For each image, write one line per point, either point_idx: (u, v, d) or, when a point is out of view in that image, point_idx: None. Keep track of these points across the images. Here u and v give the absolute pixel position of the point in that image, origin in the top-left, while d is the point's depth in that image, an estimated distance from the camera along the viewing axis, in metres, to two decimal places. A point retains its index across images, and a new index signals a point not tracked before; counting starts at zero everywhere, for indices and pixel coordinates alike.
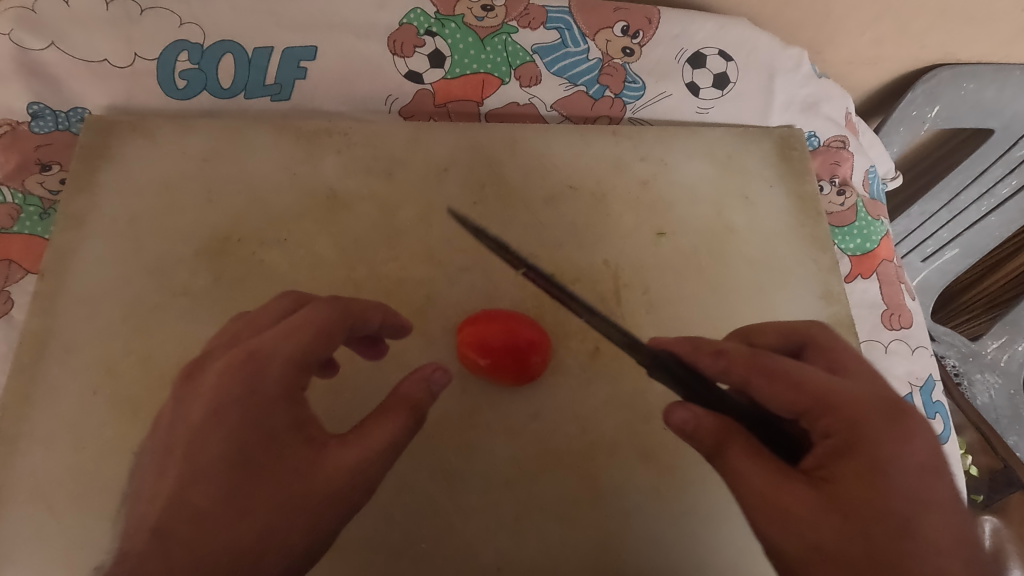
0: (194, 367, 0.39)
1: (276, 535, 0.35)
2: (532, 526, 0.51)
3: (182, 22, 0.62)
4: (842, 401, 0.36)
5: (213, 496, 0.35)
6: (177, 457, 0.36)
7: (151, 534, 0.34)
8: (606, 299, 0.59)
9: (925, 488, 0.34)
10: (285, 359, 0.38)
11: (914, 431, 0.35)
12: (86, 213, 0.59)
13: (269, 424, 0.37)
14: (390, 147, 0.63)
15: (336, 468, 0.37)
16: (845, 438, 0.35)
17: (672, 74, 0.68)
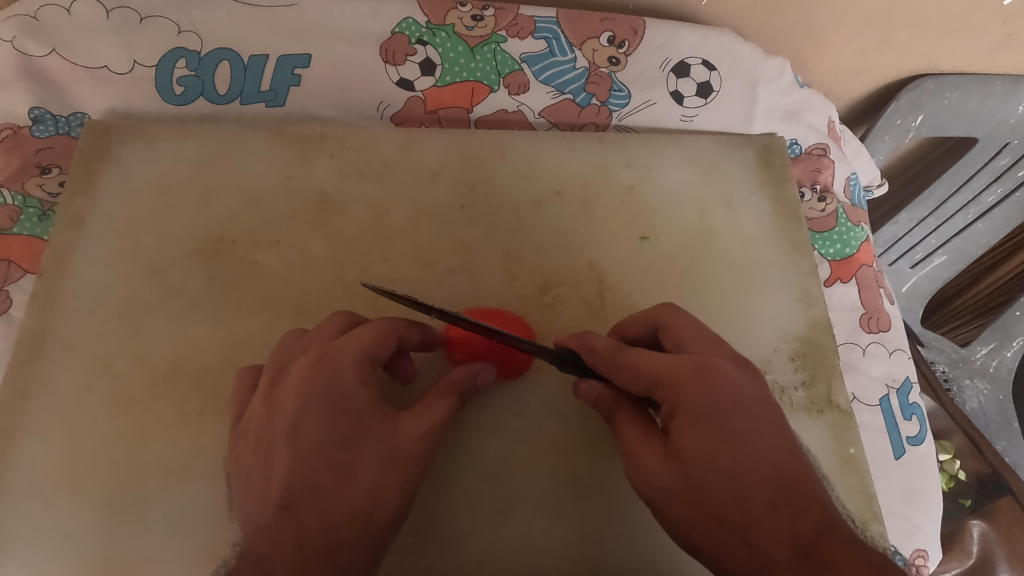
0: (270, 387, 0.49)
1: (376, 501, 0.47)
2: (515, 520, 0.53)
3: (181, 31, 0.64)
4: (689, 375, 0.44)
5: (322, 477, 0.46)
6: (283, 446, 0.47)
7: (280, 508, 0.46)
8: (590, 301, 0.61)
9: (749, 437, 0.42)
10: (353, 356, 0.48)
11: (732, 390, 0.44)
12: (84, 214, 0.60)
13: (351, 408, 0.47)
14: (382, 151, 0.65)
15: (404, 443, 0.48)
16: (692, 409, 0.43)
17: (656, 83, 0.70)
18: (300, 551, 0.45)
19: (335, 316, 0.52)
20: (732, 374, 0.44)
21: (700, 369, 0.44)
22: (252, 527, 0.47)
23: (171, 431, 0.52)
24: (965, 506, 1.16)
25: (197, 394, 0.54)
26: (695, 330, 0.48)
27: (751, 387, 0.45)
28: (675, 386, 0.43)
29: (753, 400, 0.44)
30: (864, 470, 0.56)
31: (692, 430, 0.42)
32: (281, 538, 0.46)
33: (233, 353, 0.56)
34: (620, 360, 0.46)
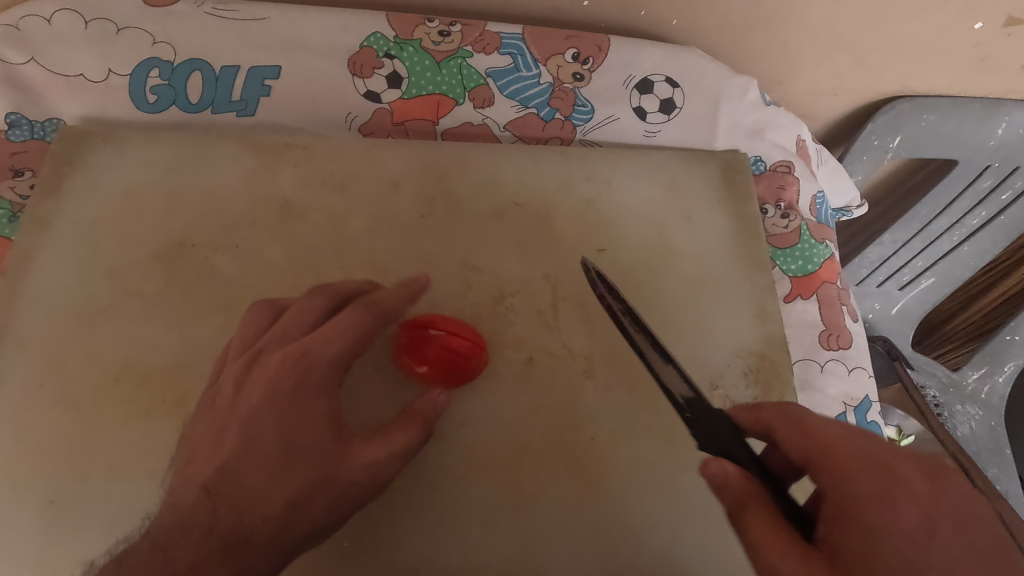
0: (245, 369, 0.49)
1: (297, 515, 0.45)
2: (456, 528, 0.53)
3: (156, 41, 0.67)
4: (870, 472, 0.38)
5: (260, 472, 0.45)
6: (233, 432, 0.47)
7: (203, 491, 0.44)
8: (543, 311, 0.61)
9: (909, 555, 0.35)
10: (325, 362, 0.48)
11: (892, 503, 0.37)
12: (50, 216, 0.62)
13: (307, 414, 0.47)
14: (346, 161, 0.66)
15: (352, 460, 0.47)
16: (867, 510, 0.37)
17: (619, 99, 0.72)
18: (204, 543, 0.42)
19: (317, 301, 0.52)
20: (915, 485, 0.38)
21: (880, 470, 0.38)
22: (166, 507, 0.45)
23: (118, 429, 0.53)
24: None
25: (145, 393, 0.55)
26: (831, 430, 0.41)
27: (927, 491, 0.38)
28: (851, 478, 0.38)
29: (933, 521, 0.37)
30: (807, 484, 0.58)
31: (858, 537, 0.36)
32: (191, 524, 0.43)
33: (184, 355, 0.56)
34: (803, 427, 0.41)
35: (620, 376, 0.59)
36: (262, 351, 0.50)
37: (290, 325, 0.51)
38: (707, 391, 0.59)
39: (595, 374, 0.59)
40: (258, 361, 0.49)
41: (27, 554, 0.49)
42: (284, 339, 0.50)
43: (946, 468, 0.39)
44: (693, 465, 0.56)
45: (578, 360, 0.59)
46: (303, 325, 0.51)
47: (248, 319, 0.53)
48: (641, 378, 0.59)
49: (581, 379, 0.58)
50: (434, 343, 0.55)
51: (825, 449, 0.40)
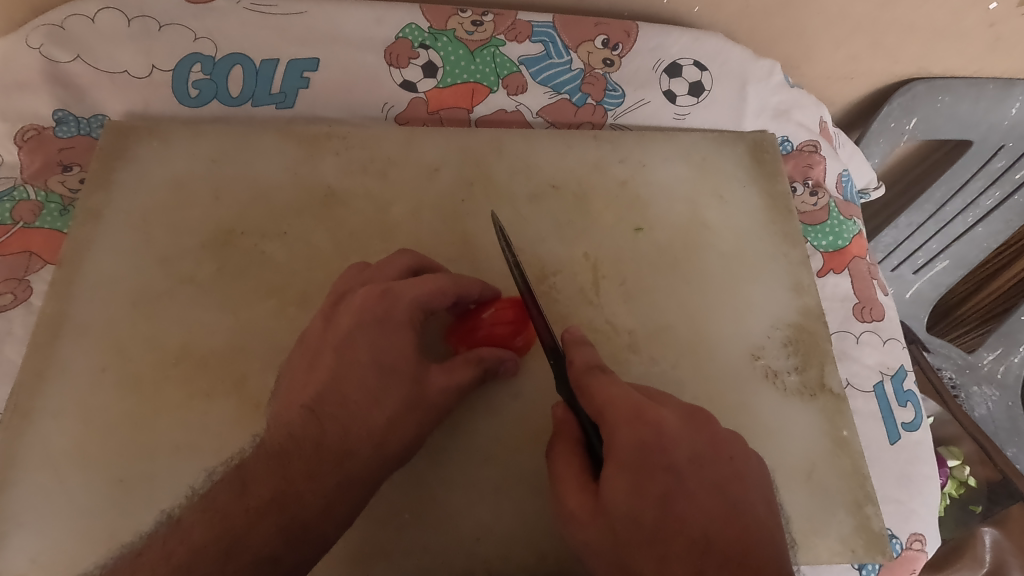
0: (334, 308, 0.52)
1: (392, 434, 0.50)
2: (513, 498, 0.54)
3: (197, 37, 0.67)
4: (623, 418, 0.40)
5: (358, 399, 0.49)
6: (329, 358, 0.50)
7: (306, 410, 0.48)
8: (585, 289, 0.63)
9: (647, 488, 0.38)
10: (411, 300, 0.50)
11: (665, 441, 0.39)
12: (102, 208, 0.63)
13: (397, 342, 0.50)
14: (386, 149, 0.68)
15: (435, 385, 0.51)
16: (624, 454, 0.39)
17: (649, 83, 0.73)
18: (315, 456, 0.47)
19: (402, 260, 0.54)
20: (672, 426, 0.40)
21: (636, 414, 0.40)
22: (274, 425, 0.49)
23: (182, 410, 0.55)
24: (976, 513, 1.15)
25: (205, 376, 0.56)
26: (621, 388, 0.42)
27: (685, 440, 0.40)
28: (611, 425, 0.41)
29: (693, 456, 0.39)
30: (855, 452, 0.58)
31: (619, 478, 0.39)
32: (302, 438, 0.48)
33: (241, 338, 0.58)
34: (584, 384, 0.44)
35: (663, 350, 0.60)
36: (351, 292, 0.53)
37: (379, 270, 0.54)
38: (750, 362, 0.61)
39: (639, 348, 0.60)
40: (347, 298, 0.52)
41: (103, 530, 0.51)
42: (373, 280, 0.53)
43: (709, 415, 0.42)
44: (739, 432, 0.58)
45: (622, 336, 0.61)
46: (389, 270, 0.54)
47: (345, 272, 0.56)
48: (684, 351, 0.61)
49: (626, 353, 0.60)
50: (484, 329, 0.56)
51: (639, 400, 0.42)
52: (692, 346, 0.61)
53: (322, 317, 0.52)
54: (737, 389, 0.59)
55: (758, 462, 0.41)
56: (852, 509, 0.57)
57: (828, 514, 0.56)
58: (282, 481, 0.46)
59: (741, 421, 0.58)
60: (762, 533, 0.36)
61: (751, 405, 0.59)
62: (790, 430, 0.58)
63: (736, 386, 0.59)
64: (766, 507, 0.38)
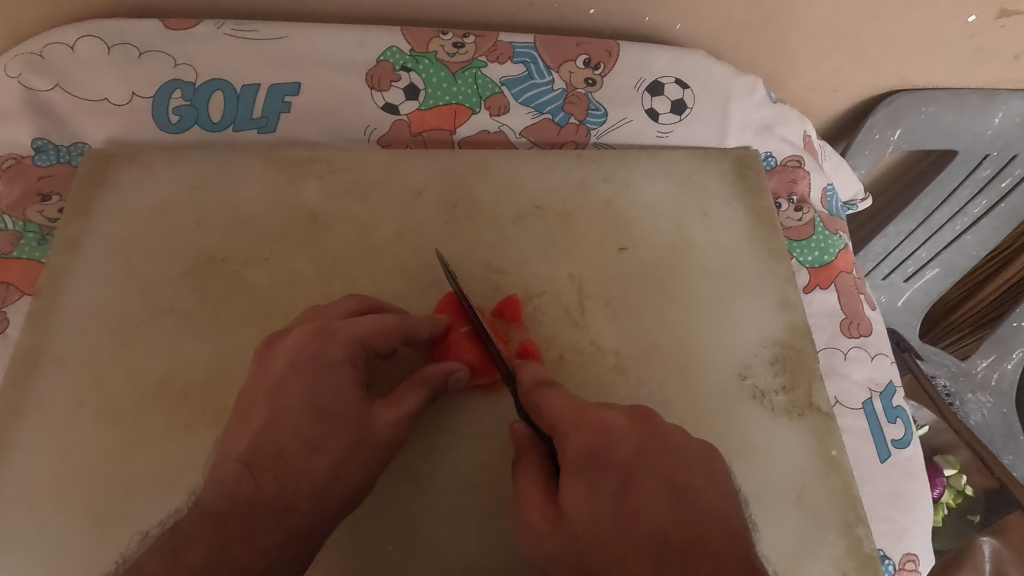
0: (267, 353, 0.51)
1: (335, 479, 0.48)
2: (498, 526, 0.53)
3: (177, 63, 0.67)
4: (573, 426, 0.42)
5: (294, 446, 0.47)
6: (262, 404, 0.48)
7: (241, 463, 0.46)
8: (571, 310, 0.62)
9: (602, 487, 0.39)
10: (349, 337, 0.50)
11: (617, 438, 0.41)
12: (81, 237, 0.63)
13: (336, 381, 0.49)
14: (368, 172, 0.67)
15: (378, 424, 0.50)
16: (575, 457, 0.41)
17: (632, 101, 0.73)
18: (251, 512, 0.44)
19: (348, 301, 0.55)
20: (619, 427, 0.42)
21: (580, 415, 0.43)
22: (207, 484, 0.46)
23: (161, 442, 0.54)
24: (973, 523, 1.15)
25: (185, 407, 0.55)
26: (565, 402, 0.45)
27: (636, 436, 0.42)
28: (561, 434, 0.43)
29: (641, 452, 0.41)
30: (845, 472, 0.58)
31: (575, 482, 0.40)
32: (236, 495, 0.45)
33: (221, 367, 0.57)
34: (536, 401, 0.46)
35: (649, 371, 0.60)
36: (285, 336, 0.52)
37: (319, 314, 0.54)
38: (737, 381, 0.60)
39: (626, 369, 0.60)
40: (281, 340, 0.51)
41: (79, 569, 0.50)
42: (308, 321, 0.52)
43: (652, 415, 0.44)
44: (726, 454, 0.57)
45: (608, 357, 0.60)
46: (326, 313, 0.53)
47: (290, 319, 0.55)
48: (671, 370, 0.60)
49: (612, 375, 0.59)
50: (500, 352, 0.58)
51: (583, 406, 0.44)
52: (678, 365, 0.60)
53: (256, 364, 0.51)
54: (724, 409, 0.59)
55: (696, 446, 0.42)
56: (843, 531, 0.56)
57: (818, 536, 0.55)
58: (218, 543, 0.43)
59: (727, 443, 0.57)
60: (710, 512, 0.38)
61: (739, 426, 0.58)
62: (778, 451, 0.58)
63: (723, 407, 0.59)
64: (719, 494, 0.40)
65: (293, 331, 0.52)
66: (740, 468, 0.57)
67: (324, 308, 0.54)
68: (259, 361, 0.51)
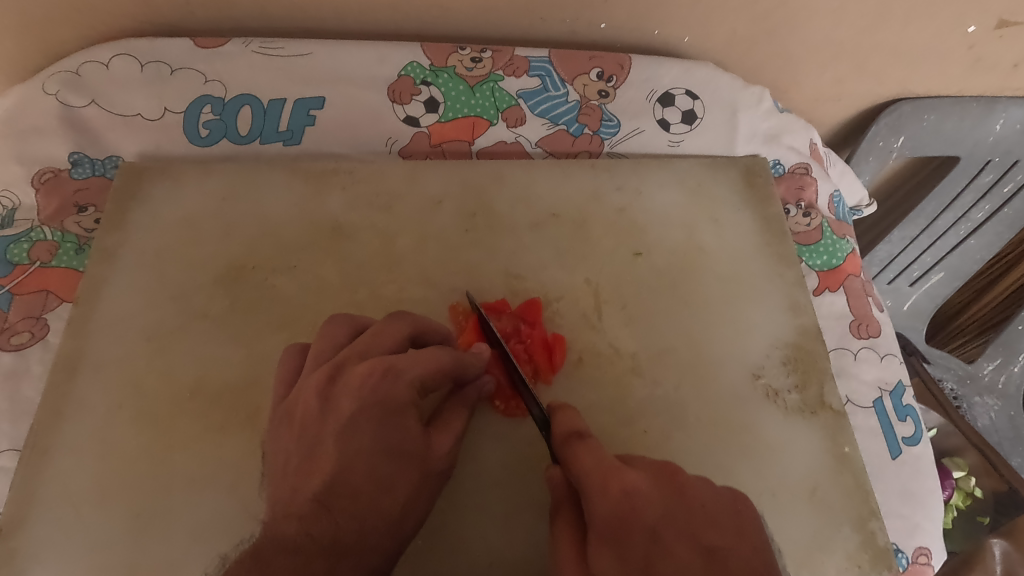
0: (321, 388, 0.50)
1: (406, 513, 0.50)
2: (522, 521, 0.55)
3: (207, 80, 0.70)
4: (597, 486, 0.40)
5: (369, 487, 0.47)
6: (331, 443, 0.48)
7: (317, 503, 0.46)
8: (588, 314, 0.64)
9: (631, 560, 0.38)
10: (414, 379, 0.50)
11: (640, 503, 0.39)
12: (117, 247, 0.65)
13: (403, 424, 0.50)
14: (391, 183, 0.70)
15: (437, 456, 0.52)
16: (601, 524, 0.39)
17: (643, 112, 0.76)
18: (334, 553, 0.45)
19: (397, 325, 0.54)
20: (643, 489, 0.40)
21: (602, 472, 0.41)
22: (277, 522, 0.46)
23: (197, 443, 0.56)
24: (983, 525, 1.16)
25: (220, 409, 0.58)
26: (591, 456, 0.42)
27: (663, 499, 0.40)
28: (588, 498, 0.40)
29: (666, 516, 0.39)
30: (858, 469, 0.59)
31: (603, 549, 0.39)
32: (314, 537, 0.45)
33: (254, 369, 0.60)
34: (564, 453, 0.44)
35: (665, 372, 0.62)
36: (337, 369, 0.51)
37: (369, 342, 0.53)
38: (751, 382, 0.62)
39: (642, 371, 0.62)
40: (337, 375, 0.51)
41: (122, 565, 0.52)
42: (361, 351, 0.52)
43: (677, 472, 0.42)
44: (741, 451, 0.59)
45: (625, 359, 0.62)
46: (379, 346, 0.52)
47: (320, 341, 0.54)
48: (686, 372, 0.62)
49: (630, 376, 0.61)
50: (526, 340, 0.61)
51: (610, 460, 0.42)
52: (692, 366, 0.62)
53: (307, 397, 0.50)
54: (740, 409, 0.61)
55: (747, 516, 0.41)
56: (857, 526, 0.57)
57: (832, 531, 0.57)
58: None
59: (742, 440, 0.59)
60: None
61: (753, 424, 0.60)
62: (793, 449, 0.60)
63: (738, 406, 0.61)
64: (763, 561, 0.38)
65: (346, 365, 0.51)
66: (755, 464, 0.59)
67: (374, 337, 0.53)
68: (313, 394, 0.50)
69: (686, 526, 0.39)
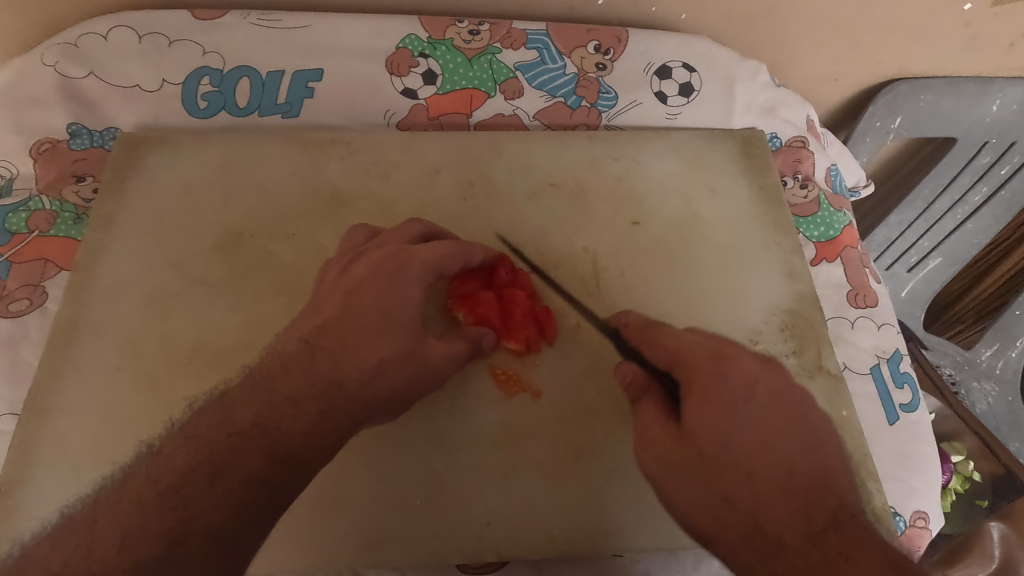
0: (346, 265, 0.55)
1: (385, 392, 0.51)
2: (520, 480, 0.56)
3: (205, 51, 0.70)
4: (706, 359, 0.47)
5: (356, 343, 0.50)
6: (334, 301, 0.52)
7: (303, 341, 0.50)
8: (586, 281, 0.64)
9: (723, 417, 0.45)
10: (423, 261, 0.53)
11: (748, 379, 0.46)
12: (115, 214, 0.65)
13: (404, 297, 0.52)
14: (389, 153, 0.70)
15: (430, 353, 0.52)
16: (708, 391, 0.46)
17: (641, 85, 0.76)
18: (304, 386, 0.48)
19: (413, 225, 0.58)
20: (749, 368, 0.47)
21: (717, 356, 0.47)
22: (272, 353, 0.51)
23: (196, 404, 0.56)
24: (982, 508, 1.12)
25: (219, 371, 0.58)
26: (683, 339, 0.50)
27: (770, 377, 0.47)
28: (694, 368, 0.47)
29: (751, 391, 0.46)
30: (854, 431, 0.60)
31: (699, 415, 0.46)
32: (292, 366, 0.49)
33: (253, 334, 0.60)
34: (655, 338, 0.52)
35: None
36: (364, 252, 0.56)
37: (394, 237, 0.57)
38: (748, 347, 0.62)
39: None
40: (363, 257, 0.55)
41: None
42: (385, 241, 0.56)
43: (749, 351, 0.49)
44: None
45: None
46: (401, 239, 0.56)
47: (358, 234, 0.59)
48: None
49: None
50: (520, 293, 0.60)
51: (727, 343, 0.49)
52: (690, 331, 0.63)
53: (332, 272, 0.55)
54: None
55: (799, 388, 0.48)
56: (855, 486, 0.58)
57: None
58: (266, 404, 0.47)
59: None
60: (809, 444, 0.45)
61: None
62: None
63: None
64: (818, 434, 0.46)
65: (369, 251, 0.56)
66: None
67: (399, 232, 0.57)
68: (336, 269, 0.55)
69: (773, 403, 0.46)
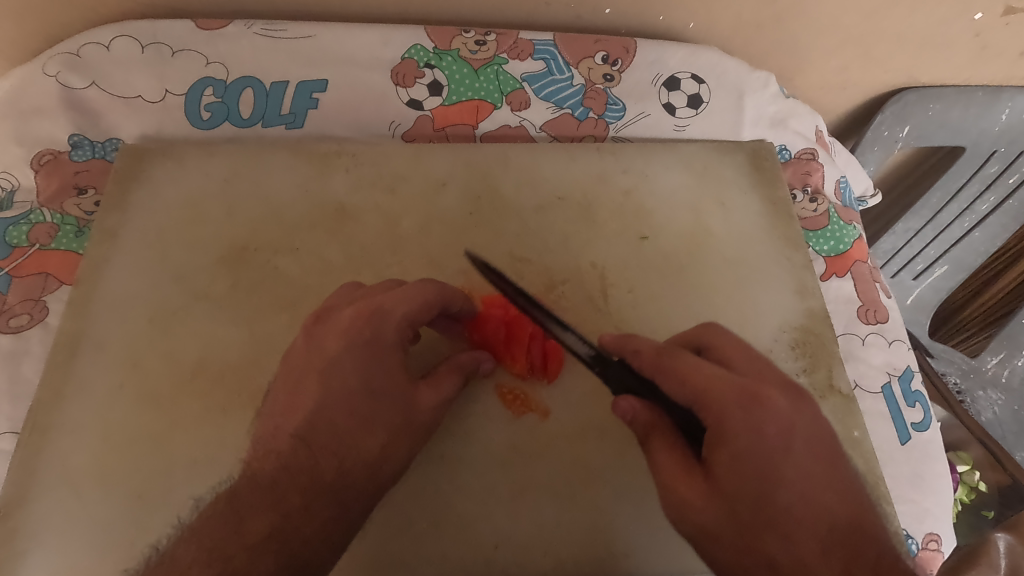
0: (314, 331, 0.52)
1: (379, 462, 0.49)
2: (528, 503, 0.55)
3: (209, 62, 0.69)
4: (736, 402, 0.44)
5: (349, 421, 0.49)
6: (314, 384, 0.50)
7: (295, 437, 0.48)
8: (594, 297, 0.64)
9: (751, 469, 0.42)
10: (400, 319, 0.50)
11: (778, 424, 0.44)
12: (117, 228, 0.65)
13: (386, 365, 0.50)
14: (394, 165, 0.69)
15: (420, 406, 0.51)
16: (737, 441, 0.43)
17: (649, 96, 0.75)
18: (308, 486, 0.46)
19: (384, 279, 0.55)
20: (778, 411, 0.44)
21: (747, 395, 0.44)
22: (263, 447, 0.48)
23: (199, 423, 0.55)
24: (988, 518, 1.16)
25: (223, 390, 0.57)
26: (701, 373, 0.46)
27: (802, 422, 0.45)
28: (722, 412, 0.44)
29: (781, 429, 0.44)
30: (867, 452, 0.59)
31: (722, 460, 0.43)
32: (292, 466, 0.47)
33: (257, 351, 0.59)
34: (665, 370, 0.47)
35: None
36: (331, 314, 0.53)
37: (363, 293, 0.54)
38: None
39: None
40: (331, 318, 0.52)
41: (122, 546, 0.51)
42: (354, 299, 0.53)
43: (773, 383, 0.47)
44: None
45: None
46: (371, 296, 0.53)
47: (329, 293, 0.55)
48: None
49: None
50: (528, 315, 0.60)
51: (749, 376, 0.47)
52: None
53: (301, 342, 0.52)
54: None
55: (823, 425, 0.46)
56: None
57: None
58: (280, 515, 0.45)
59: None
60: (836, 491, 0.43)
61: None
62: None
63: None
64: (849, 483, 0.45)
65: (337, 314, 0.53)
66: None
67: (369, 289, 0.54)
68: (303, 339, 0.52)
69: (807, 454, 0.44)
